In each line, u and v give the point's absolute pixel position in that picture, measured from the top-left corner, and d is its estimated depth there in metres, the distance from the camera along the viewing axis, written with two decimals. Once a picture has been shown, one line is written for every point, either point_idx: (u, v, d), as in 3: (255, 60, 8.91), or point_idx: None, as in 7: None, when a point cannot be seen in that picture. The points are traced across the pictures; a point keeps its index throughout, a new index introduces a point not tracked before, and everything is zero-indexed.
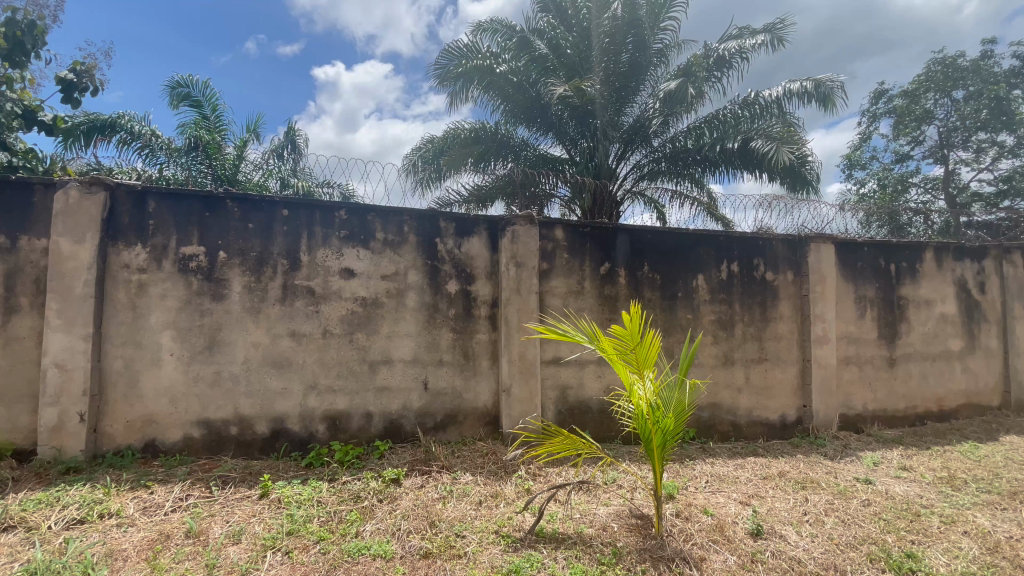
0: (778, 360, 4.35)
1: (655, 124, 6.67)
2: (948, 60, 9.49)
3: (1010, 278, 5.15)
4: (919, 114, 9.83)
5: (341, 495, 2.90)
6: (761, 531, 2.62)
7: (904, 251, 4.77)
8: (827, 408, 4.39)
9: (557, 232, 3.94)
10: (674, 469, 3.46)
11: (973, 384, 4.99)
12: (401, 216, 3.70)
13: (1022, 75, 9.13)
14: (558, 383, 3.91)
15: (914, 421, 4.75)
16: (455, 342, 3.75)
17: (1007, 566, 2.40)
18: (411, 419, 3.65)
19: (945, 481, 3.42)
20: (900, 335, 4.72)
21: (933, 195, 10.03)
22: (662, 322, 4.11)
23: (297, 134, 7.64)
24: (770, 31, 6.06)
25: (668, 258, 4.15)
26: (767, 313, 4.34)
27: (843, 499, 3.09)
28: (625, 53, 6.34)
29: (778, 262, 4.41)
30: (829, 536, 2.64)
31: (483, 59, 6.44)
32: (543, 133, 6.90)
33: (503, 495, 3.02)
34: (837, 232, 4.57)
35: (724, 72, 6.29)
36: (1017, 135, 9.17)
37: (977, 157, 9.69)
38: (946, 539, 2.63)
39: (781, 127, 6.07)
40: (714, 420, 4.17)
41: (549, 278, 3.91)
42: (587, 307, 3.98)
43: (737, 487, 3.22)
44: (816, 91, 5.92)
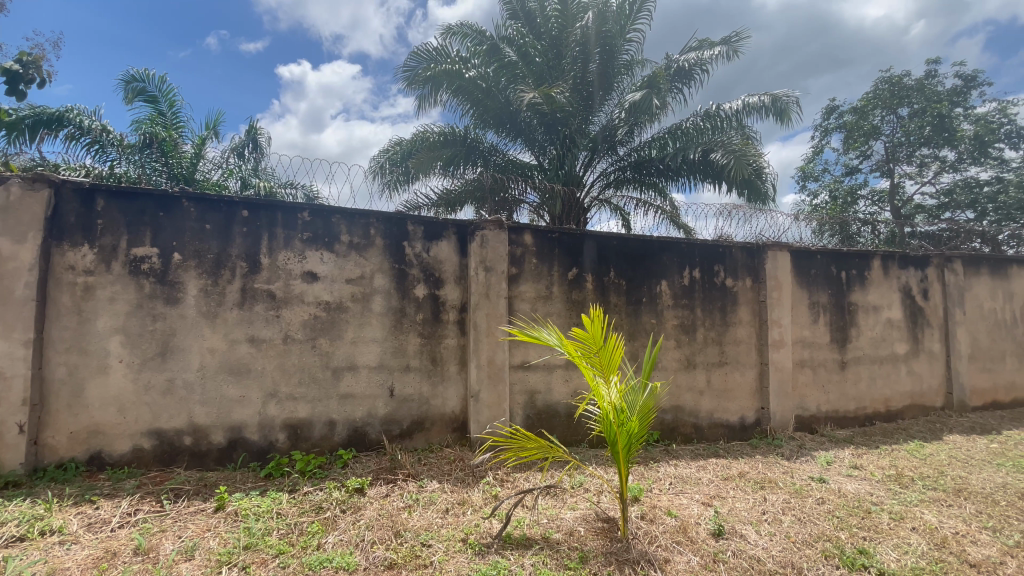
0: (738, 363, 4.49)
1: (621, 133, 6.72)
2: (894, 79, 10.06)
3: (950, 286, 5.48)
4: (867, 130, 10.40)
5: (302, 506, 2.81)
6: (722, 531, 2.69)
7: (854, 259, 5.03)
8: (784, 410, 4.56)
9: (525, 237, 3.96)
10: (640, 472, 3.51)
11: (917, 386, 5.28)
12: (368, 218, 3.63)
13: (961, 95, 9.79)
14: (526, 387, 3.91)
15: (864, 422, 4.98)
16: (422, 347, 3.70)
17: (953, 560, 2.53)
18: (376, 427, 3.58)
19: (893, 479, 3.60)
20: (851, 339, 4.96)
21: (880, 206, 10.62)
22: (628, 327, 4.18)
23: (259, 133, 7.41)
24: (727, 43, 6.29)
25: (633, 264, 4.23)
26: (728, 317, 4.48)
27: (800, 497, 3.20)
28: (592, 62, 6.48)
29: (737, 269, 4.56)
30: (786, 534, 2.73)
31: (452, 64, 6.45)
32: (511, 139, 6.94)
33: (471, 502, 2.99)
34: (792, 240, 4.77)
35: (685, 83, 6.49)
36: (958, 151, 9.83)
37: (920, 171, 10.32)
38: (896, 535, 2.76)
39: (739, 139, 6.30)
40: (677, 422, 4.26)
41: (518, 282, 3.91)
42: (555, 312, 4.00)
43: (700, 488, 3.30)
44: (772, 105, 6.18)
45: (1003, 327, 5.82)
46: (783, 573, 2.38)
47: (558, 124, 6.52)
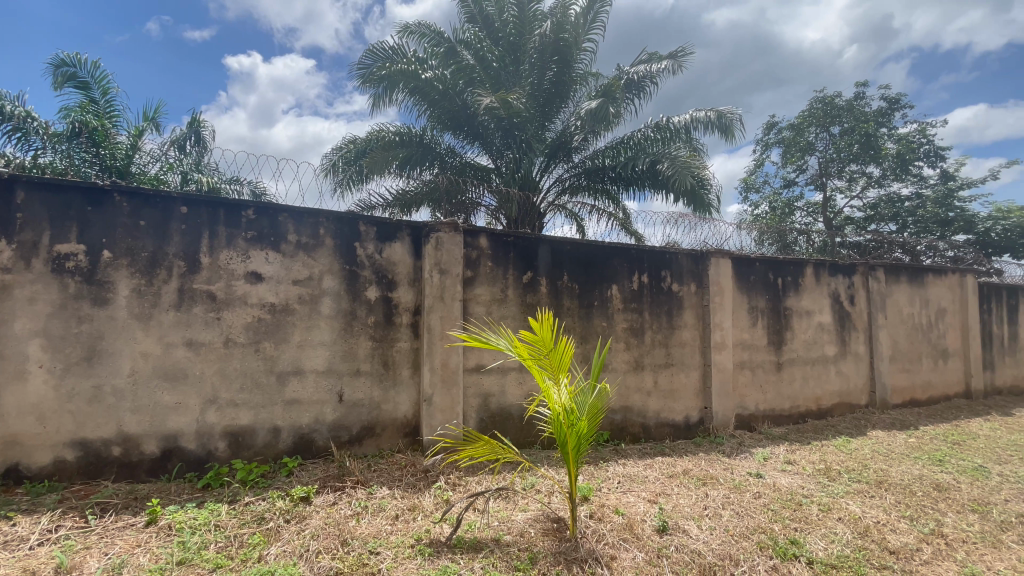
0: (683, 365, 4.66)
1: (576, 140, 6.88)
2: (828, 99, 10.77)
3: (874, 292, 5.92)
4: (803, 145, 11.11)
5: (243, 517, 2.69)
6: (666, 527, 2.79)
7: (789, 266, 5.35)
8: (725, 409, 4.78)
9: (480, 240, 3.97)
10: (590, 471, 3.58)
11: (845, 385, 5.67)
12: (317, 218, 3.53)
13: (886, 116, 10.60)
14: (479, 390, 3.91)
15: (798, 419, 5.29)
16: (374, 351, 3.63)
17: (875, 548, 2.73)
18: (324, 433, 3.48)
19: (823, 472, 3.85)
20: (786, 342, 5.26)
21: (814, 217, 11.35)
22: (581, 330, 4.27)
23: (203, 126, 7.05)
24: (674, 57, 6.55)
25: (586, 268, 4.32)
26: (674, 321, 4.66)
27: (738, 492, 3.37)
28: (549, 71, 6.59)
29: (683, 274, 4.74)
30: (725, 528, 2.86)
31: (409, 63, 6.39)
32: (469, 142, 6.95)
33: (421, 507, 2.95)
34: (734, 248, 5.02)
35: (636, 95, 6.71)
36: (882, 168, 10.65)
37: (849, 186, 11.10)
38: (824, 525, 2.95)
39: (687, 151, 6.57)
40: (626, 422, 4.38)
41: (472, 285, 3.91)
42: (509, 315, 4.03)
43: (646, 486, 3.41)
44: (717, 120, 6.48)
45: (920, 330, 6.33)
46: (721, 565, 2.49)
47: (516, 129, 6.60)
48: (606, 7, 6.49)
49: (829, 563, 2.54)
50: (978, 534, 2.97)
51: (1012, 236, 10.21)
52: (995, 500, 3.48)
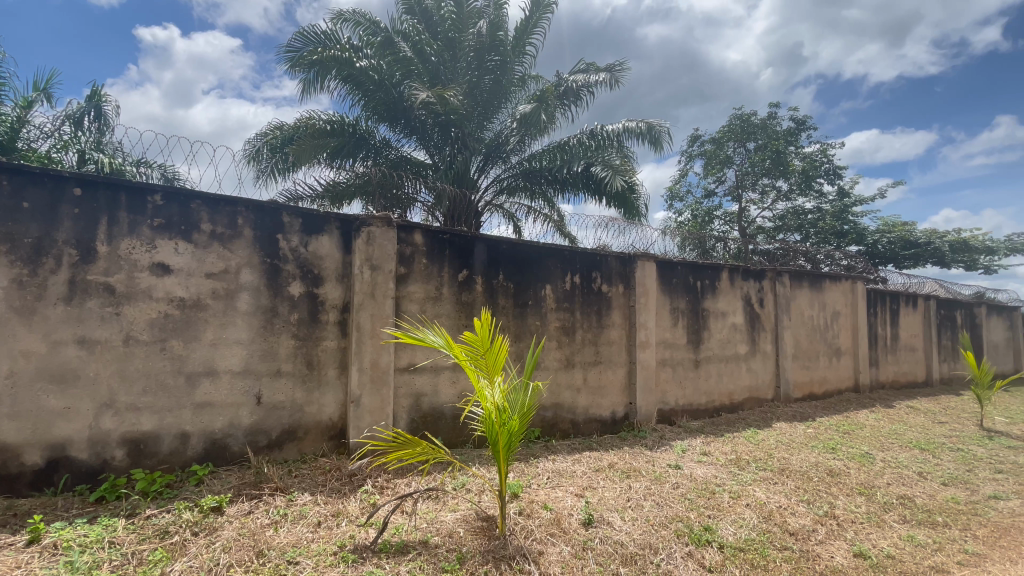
0: (611, 362, 4.84)
1: (513, 142, 6.95)
2: (745, 116, 11.64)
3: (781, 296, 6.47)
4: (722, 158, 11.95)
5: (143, 532, 2.45)
6: (591, 519, 2.88)
7: (708, 270, 5.72)
8: (648, 404, 5.02)
9: (415, 236, 3.89)
10: (520, 468, 3.62)
11: (755, 381, 6.15)
12: (235, 207, 3.30)
13: (794, 135, 11.61)
14: (410, 390, 3.83)
15: (713, 413, 5.67)
16: (297, 350, 3.45)
17: (777, 530, 2.99)
18: (240, 438, 3.26)
19: (734, 462, 4.15)
20: (704, 341, 5.62)
21: (731, 226, 12.24)
22: (514, 328, 4.30)
23: (105, 101, 6.35)
24: (610, 70, 6.79)
25: (521, 268, 4.36)
26: (603, 320, 4.82)
27: (659, 483, 3.55)
28: (489, 72, 6.61)
29: (612, 275, 4.93)
30: (646, 518, 3.00)
31: (342, 50, 6.14)
32: (405, 136, 6.81)
33: (345, 513, 2.84)
34: (659, 252, 5.29)
35: (573, 102, 6.89)
36: (789, 183, 11.66)
37: (762, 198, 12.06)
38: (734, 512, 3.17)
39: (619, 159, 6.82)
40: (556, 419, 4.48)
41: (405, 282, 3.83)
42: (443, 314, 3.98)
43: (574, 481, 3.50)
44: (647, 132, 6.80)
45: (818, 331, 7.00)
46: (642, 554, 2.61)
47: (452, 126, 6.55)
48: (546, 15, 6.59)
49: (737, 547, 2.74)
50: (864, 514, 3.32)
51: (894, 249, 11.56)
52: (876, 483, 3.92)
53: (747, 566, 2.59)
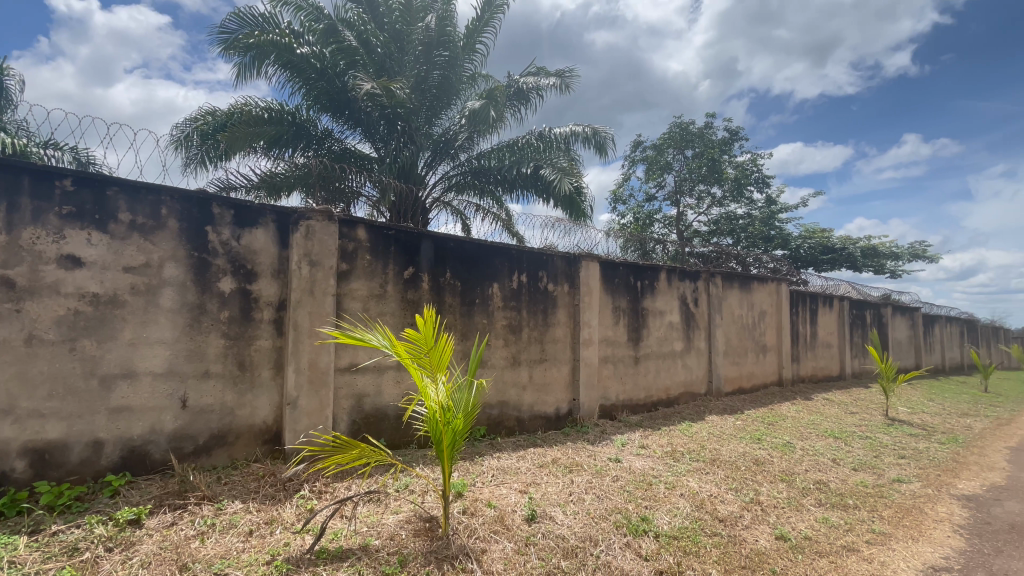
0: (555, 360, 4.93)
1: (461, 139, 6.91)
2: (684, 125, 12.21)
3: (714, 296, 6.84)
4: (662, 164, 12.46)
5: (46, 551, 2.23)
6: (534, 515, 2.92)
7: (647, 271, 5.95)
8: (590, 400, 5.16)
9: (358, 232, 3.78)
10: (464, 467, 3.60)
11: (689, 376, 6.47)
12: (158, 195, 3.07)
13: (728, 144, 12.30)
14: (352, 391, 3.72)
15: (651, 407, 5.91)
16: (228, 349, 3.26)
17: (708, 517, 3.16)
18: (162, 445, 3.03)
19: (670, 454, 4.35)
20: (643, 338, 5.85)
21: (669, 230, 12.80)
22: (460, 327, 4.28)
23: (6, 75, 5.70)
24: (560, 76, 6.88)
25: (468, 266, 4.34)
26: (548, 319, 4.90)
27: (599, 477, 3.66)
28: (437, 68, 6.51)
29: (558, 275, 5.01)
30: (587, 511, 3.08)
31: (282, 35, 5.86)
32: (350, 128, 6.61)
33: (280, 520, 2.72)
34: (603, 253, 5.44)
35: (522, 104, 6.95)
36: (723, 189, 12.35)
37: (698, 203, 12.69)
38: (669, 502, 3.33)
39: (566, 161, 6.94)
40: (501, 417, 4.50)
41: (347, 279, 3.70)
42: (386, 312, 3.89)
43: (518, 477, 3.54)
44: (593, 137, 6.97)
45: (747, 329, 7.47)
46: (582, 546, 2.68)
47: (399, 120, 6.45)
48: (497, 15, 6.59)
49: (672, 535, 2.88)
50: (785, 499, 3.58)
51: (814, 254, 12.52)
52: (796, 469, 4.24)
53: (680, 553, 2.73)
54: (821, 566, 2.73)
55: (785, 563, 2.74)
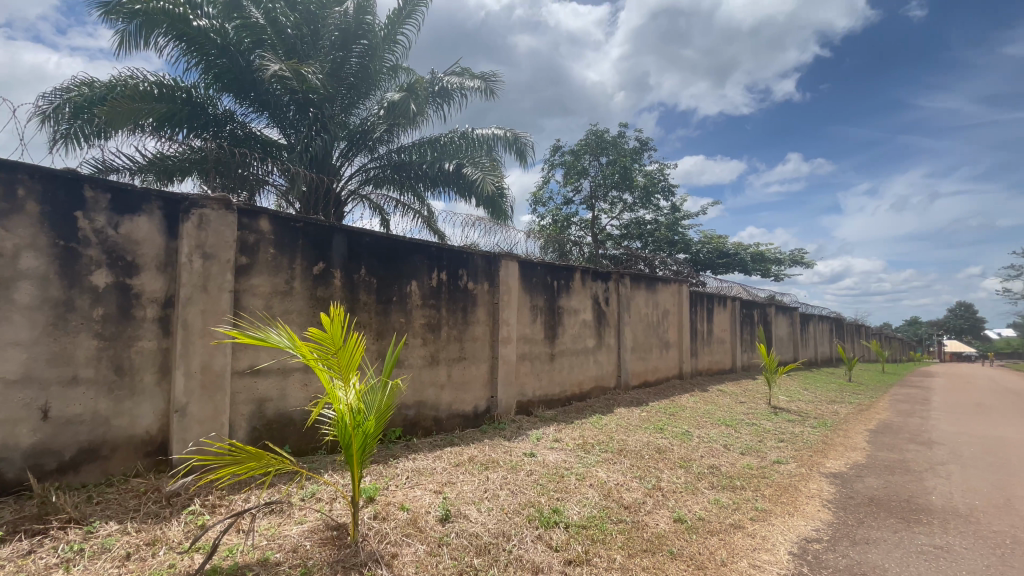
0: (474, 358, 4.93)
1: (379, 131, 6.70)
2: (599, 133, 12.78)
3: (623, 295, 7.24)
4: (579, 169, 12.97)
5: None
6: (448, 515, 2.90)
7: (564, 271, 6.15)
8: (507, 397, 5.23)
9: (261, 223, 3.52)
10: (377, 470, 3.49)
11: (601, 371, 6.78)
12: (12, 173, 2.64)
13: (639, 154, 13.06)
14: (252, 395, 3.46)
15: (565, 401, 6.11)
16: (102, 352, 2.89)
17: (614, 505, 3.34)
18: (15, 463, 2.61)
19: (581, 446, 4.53)
20: (559, 336, 6.03)
21: (585, 232, 13.34)
22: (376, 325, 4.13)
23: None
24: (485, 79, 6.88)
25: (384, 262, 4.20)
26: (467, 317, 4.88)
27: (514, 472, 3.72)
28: (354, 56, 6.24)
29: (477, 273, 5.01)
30: (501, 507, 3.12)
31: (175, 4, 5.29)
32: (255, 111, 6.18)
33: (164, 540, 2.45)
34: (523, 253, 5.53)
35: (445, 102, 6.85)
36: (634, 196, 13.09)
37: (611, 208, 13.35)
38: (579, 493, 3.46)
39: (488, 161, 6.97)
40: (418, 417, 4.41)
41: (248, 274, 3.44)
42: (293, 310, 3.67)
43: (433, 478, 3.49)
44: (513, 144, 7.06)
45: (652, 326, 7.99)
46: (495, 543, 2.70)
47: (311, 106, 6.13)
48: (419, 8, 6.44)
49: (581, 525, 3.00)
50: (683, 484, 3.87)
51: (711, 258, 13.68)
52: (692, 455, 4.60)
53: (588, 541, 2.85)
54: (713, 544, 2.97)
55: (681, 543, 2.95)
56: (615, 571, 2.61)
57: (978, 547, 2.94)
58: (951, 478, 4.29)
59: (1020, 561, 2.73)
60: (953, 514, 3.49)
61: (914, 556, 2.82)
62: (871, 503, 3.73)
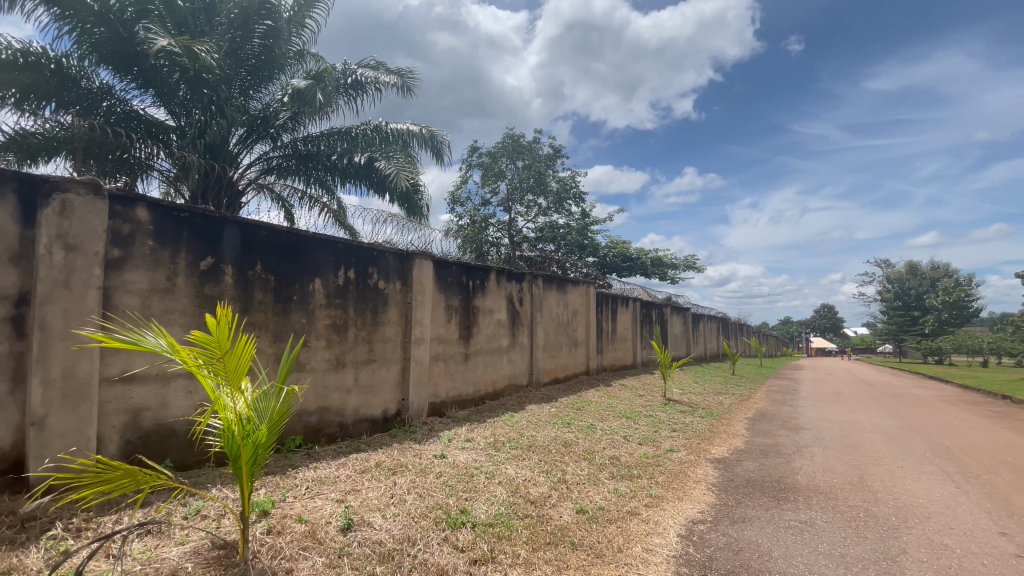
0: (384, 360, 4.78)
1: (284, 119, 6.35)
2: (516, 137, 13.02)
3: (536, 296, 7.43)
4: (496, 172, 13.12)
5: None
6: (351, 524, 2.78)
7: (478, 271, 6.17)
8: (419, 399, 5.14)
9: (139, 212, 3.15)
10: (274, 481, 3.26)
11: (514, 370, 6.91)
12: None
13: (553, 159, 13.49)
14: (125, 405, 3.08)
15: (478, 401, 6.14)
16: None
17: (521, 501, 3.41)
18: None
19: (492, 445, 4.58)
20: (473, 336, 6.05)
21: (502, 234, 13.52)
22: (274, 326, 3.87)
23: None
24: (400, 75, 6.71)
25: (285, 258, 3.95)
26: (377, 317, 4.72)
27: (423, 475, 3.66)
28: (256, 36, 5.76)
29: (389, 272, 4.87)
30: (407, 511, 3.06)
31: None
32: (139, 89, 5.56)
33: (20, 569, 2.13)
34: (437, 252, 5.46)
35: (358, 95, 6.58)
36: (548, 200, 13.50)
37: (527, 211, 13.65)
38: (487, 491, 3.49)
39: (403, 157, 6.80)
40: (322, 423, 4.19)
41: (120, 269, 3.06)
42: (177, 309, 3.33)
43: (336, 486, 3.34)
44: (430, 140, 6.96)
45: (562, 326, 8.29)
46: (399, 549, 2.64)
47: (205, 86, 5.56)
48: None
49: (487, 523, 3.03)
50: (586, 476, 4.06)
51: (617, 261, 14.49)
52: (596, 448, 4.84)
53: (494, 539, 2.88)
54: (612, 532, 3.14)
55: (583, 534, 3.09)
56: (519, 566, 2.67)
57: (835, 519, 3.37)
58: (813, 459, 4.91)
59: (866, 530, 3.17)
60: (812, 490, 4.00)
61: (782, 531, 3.18)
62: (749, 484, 4.16)
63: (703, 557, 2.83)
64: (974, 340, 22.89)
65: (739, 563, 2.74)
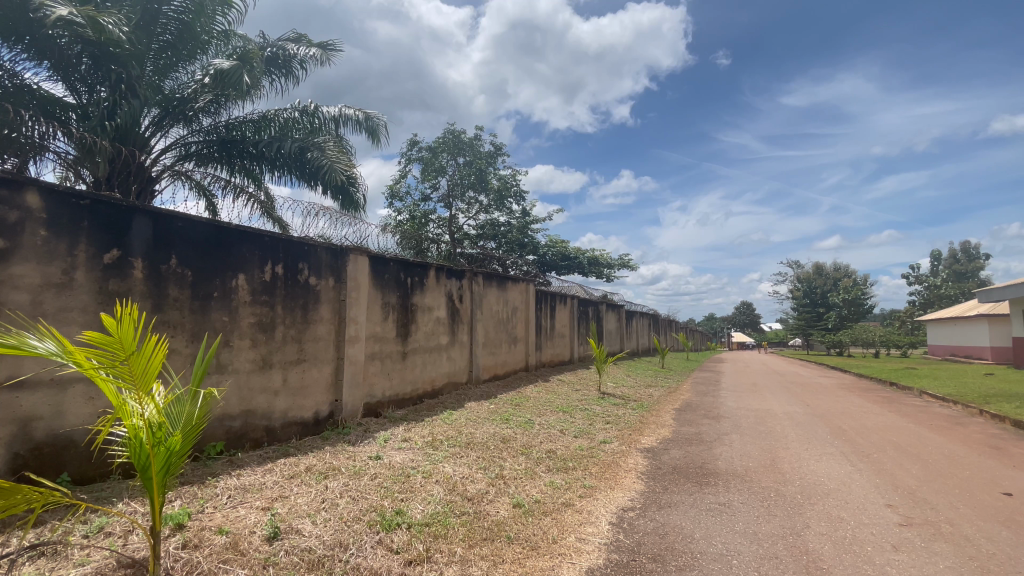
0: (315, 360, 4.58)
1: (204, 101, 5.89)
2: (456, 133, 12.96)
3: (476, 293, 7.42)
4: (436, 167, 13.00)
5: None
6: (277, 532, 2.64)
7: (417, 268, 6.06)
8: (353, 400, 4.96)
9: (29, 198, 2.83)
10: (190, 491, 3.03)
11: (453, 367, 6.86)
12: None
13: (495, 158, 13.50)
14: (12, 413, 2.75)
15: (417, 399, 6.03)
16: None
17: (458, 499, 3.41)
18: None
19: (429, 444, 4.53)
20: (411, 333, 5.93)
21: (442, 230, 13.40)
22: (191, 325, 3.59)
23: None
24: (324, 48, 6.45)
25: (204, 252, 3.67)
26: (308, 315, 4.51)
27: (357, 478, 3.56)
28: (172, 10, 5.31)
29: (320, 268, 4.67)
30: (339, 516, 2.95)
31: None
32: (31, 59, 4.93)
33: None
34: (373, 247, 5.29)
35: (283, 72, 6.35)
36: (489, 197, 13.50)
37: (467, 208, 13.60)
38: (424, 490, 3.45)
39: (336, 146, 6.53)
40: (246, 428, 3.95)
41: (5, 261, 2.72)
42: (76, 307, 3.01)
43: (262, 493, 3.16)
44: (365, 124, 6.74)
45: (502, 323, 8.33)
46: (330, 555, 2.55)
47: (112, 62, 5.08)
48: None
49: (423, 523, 2.99)
50: (523, 470, 4.12)
51: (556, 260, 14.77)
52: (534, 443, 4.91)
53: (430, 539, 2.85)
54: (547, 524, 3.21)
55: (519, 527, 3.13)
56: (454, 564, 2.65)
57: (751, 500, 3.66)
58: (732, 445, 5.29)
59: (777, 509, 3.46)
60: (731, 474, 4.31)
61: (704, 513, 3.40)
62: (675, 471, 4.40)
63: (633, 543, 2.96)
64: (870, 335, 25.48)
65: (665, 547, 2.89)
